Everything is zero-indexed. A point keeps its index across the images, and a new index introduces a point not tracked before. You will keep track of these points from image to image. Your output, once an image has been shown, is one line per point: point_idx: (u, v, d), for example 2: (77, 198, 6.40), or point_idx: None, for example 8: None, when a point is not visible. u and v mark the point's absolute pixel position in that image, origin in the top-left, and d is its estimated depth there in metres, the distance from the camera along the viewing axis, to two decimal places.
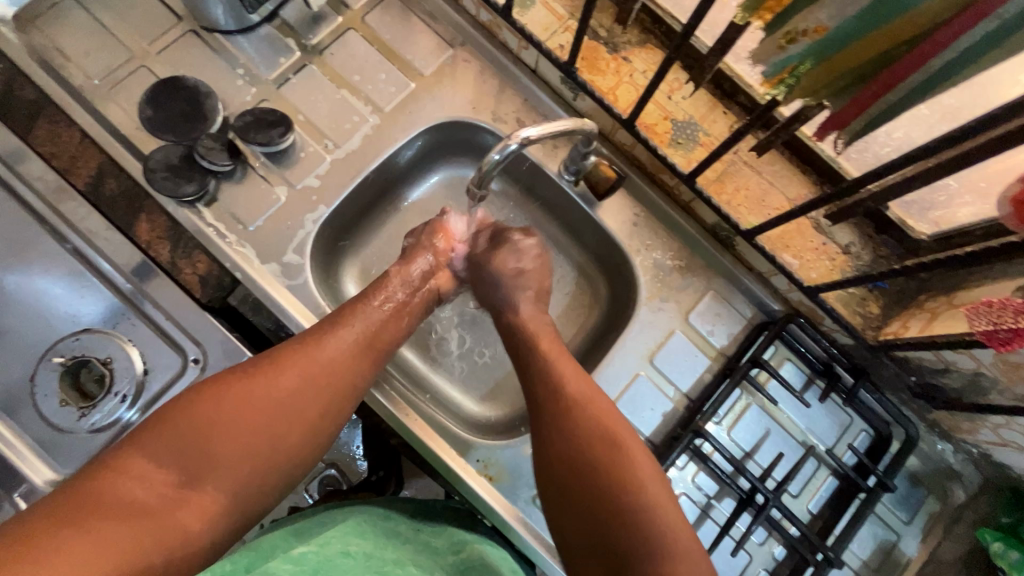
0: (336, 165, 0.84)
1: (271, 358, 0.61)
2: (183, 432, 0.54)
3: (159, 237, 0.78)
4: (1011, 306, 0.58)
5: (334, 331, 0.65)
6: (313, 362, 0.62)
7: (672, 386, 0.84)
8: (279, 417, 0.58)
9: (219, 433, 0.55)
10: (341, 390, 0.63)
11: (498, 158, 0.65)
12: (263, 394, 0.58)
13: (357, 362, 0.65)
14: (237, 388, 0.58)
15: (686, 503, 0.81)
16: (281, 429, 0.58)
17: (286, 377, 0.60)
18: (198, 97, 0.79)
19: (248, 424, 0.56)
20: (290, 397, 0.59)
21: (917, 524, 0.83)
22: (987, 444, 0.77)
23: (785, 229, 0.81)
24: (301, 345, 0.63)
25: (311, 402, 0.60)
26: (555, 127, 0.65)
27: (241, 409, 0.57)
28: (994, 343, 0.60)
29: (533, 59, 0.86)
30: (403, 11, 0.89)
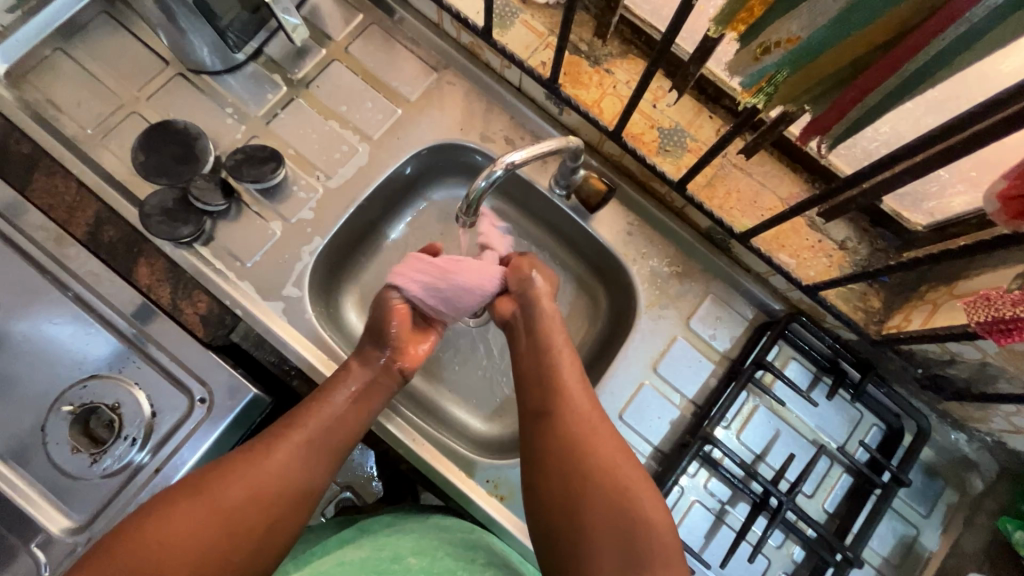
0: (329, 195, 0.85)
1: (223, 472, 0.61)
2: (135, 552, 0.55)
3: (159, 280, 0.78)
4: (1009, 299, 0.57)
5: (285, 436, 0.65)
6: (262, 470, 0.62)
7: (677, 393, 0.83)
8: (226, 535, 0.58)
9: (158, 558, 0.55)
10: (287, 503, 0.62)
11: (485, 184, 0.64)
12: (211, 511, 0.58)
13: (307, 471, 0.64)
14: (190, 503, 0.59)
15: (700, 511, 0.80)
16: (229, 544, 0.58)
17: (235, 490, 0.60)
18: (189, 139, 0.80)
19: (196, 542, 0.57)
20: (234, 514, 0.59)
21: (936, 516, 0.82)
22: (1000, 432, 0.77)
23: (780, 229, 0.80)
24: (255, 453, 0.63)
25: (259, 516, 0.60)
26: (540, 149, 0.65)
27: (184, 528, 0.57)
28: (995, 335, 0.58)
29: (516, 77, 0.86)
30: (386, 39, 0.90)
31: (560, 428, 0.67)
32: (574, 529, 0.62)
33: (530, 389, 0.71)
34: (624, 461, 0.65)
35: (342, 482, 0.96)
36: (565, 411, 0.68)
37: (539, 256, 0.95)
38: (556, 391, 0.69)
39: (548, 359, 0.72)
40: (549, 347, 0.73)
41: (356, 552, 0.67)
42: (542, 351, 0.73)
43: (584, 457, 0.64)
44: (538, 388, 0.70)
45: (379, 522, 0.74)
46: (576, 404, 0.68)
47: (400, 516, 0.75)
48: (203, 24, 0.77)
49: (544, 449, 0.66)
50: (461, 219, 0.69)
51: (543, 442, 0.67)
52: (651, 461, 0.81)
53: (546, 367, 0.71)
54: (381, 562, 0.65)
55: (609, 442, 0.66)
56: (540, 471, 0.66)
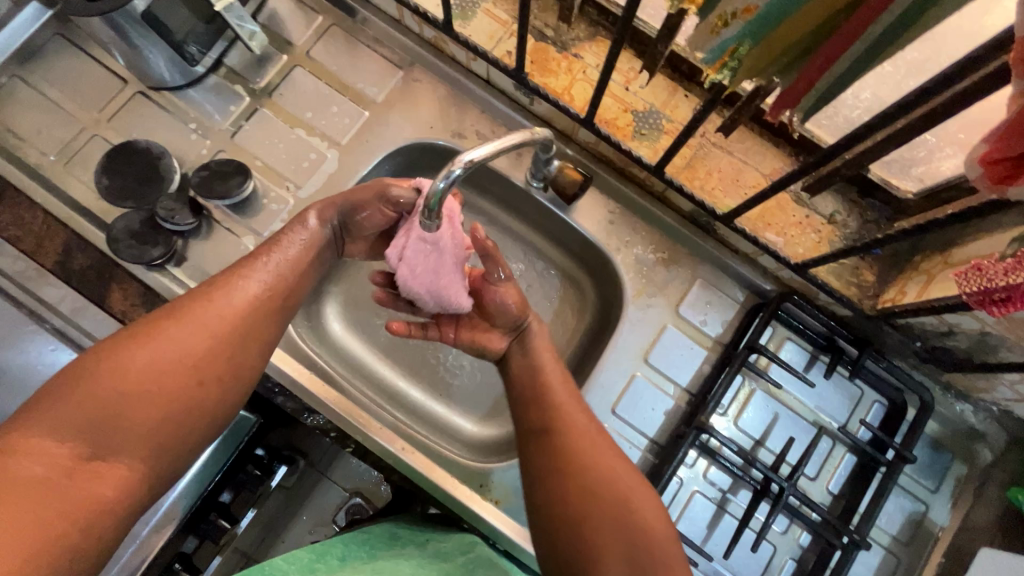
0: (300, 206, 0.83)
1: (170, 313, 0.57)
2: (84, 400, 0.50)
3: (133, 304, 0.77)
4: (995, 267, 0.54)
5: (236, 283, 0.61)
6: (215, 314, 0.58)
7: (671, 383, 0.81)
8: (184, 381, 0.54)
9: (114, 404, 0.51)
10: (243, 350, 0.59)
11: (443, 185, 0.56)
12: (161, 356, 0.54)
13: (263, 315, 0.61)
14: (136, 349, 0.53)
15: (701, 501, 0.78)
16: (188, 385, 0.55)
17: (188, 334, 0.56)
18: (152, 158, 0.78)
19: (152, 385, 0.53)
20: (189, 359, 0.55)
21: (945, 490, 0.80)
22: (1006, 401, 0.74)
23: (765, 207, 0.77)
24: (205, 299, 0.59)
25: (217, 361, 0.57)
26: (507, 143, 0.58)
27: (134, 373, 0.52)
28: (980, 305, 0.56)
29: (483, 69, 0.84)
30: (348, 39, 0.88)
31: (559, 446, 0.62)
32: (575, 549, 0.56)
33: (529, 412, 0.67)
34: (626, 480, 0.60)
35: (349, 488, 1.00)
36: (561, 426, 0.64)
37: (521, 251, 0.93)
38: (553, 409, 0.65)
39: (543, 381, 0.68)
40: (547, 369, 0.70)
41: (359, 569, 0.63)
42: (538, 373, 0.69)
43: (583, 471, 0.60)
44: (535, 408, 0.66)
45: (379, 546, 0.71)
46: (573, 428, 0.63)
47: (407, 535, 0.76)
48: (156, 39, 0.75)
49: (544, 466, 0.62)
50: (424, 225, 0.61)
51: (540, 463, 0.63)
52: (648, 453, 0.79)
53: (540, 388, 0.68)
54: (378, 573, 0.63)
55: (607, 453, 0.62)
56: (539, 487, 0.61)
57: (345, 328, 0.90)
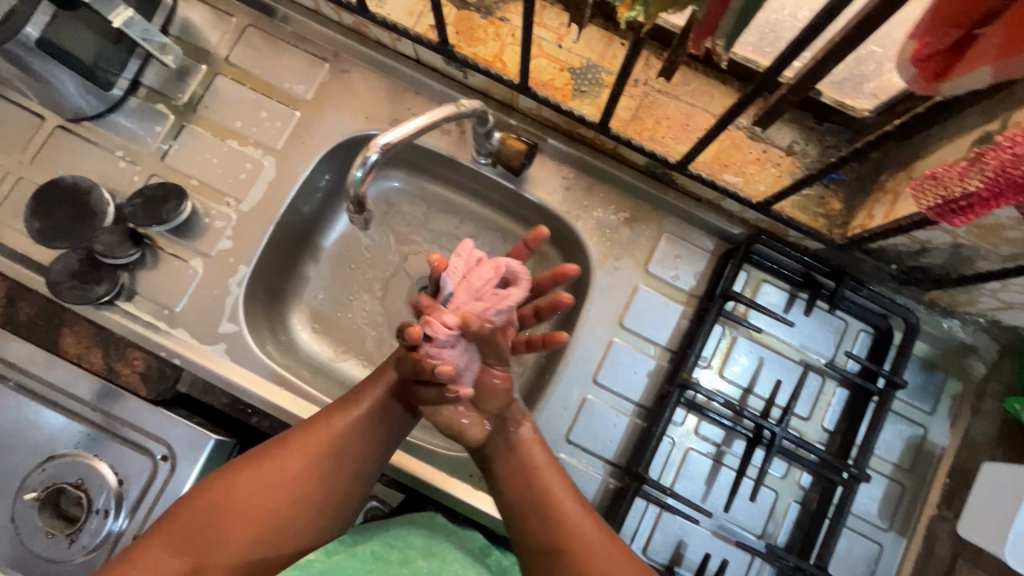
0: (244, 219, 0.79)
1: (282, 441, 0.61)
2: (194, 521, 0.56)
3: (88, 346, 0.76)
4: (955, 172, 0.49)
5: (340, 412, 0.63)
6: (317, 444, 0.61)
7: (650, 344, 0.79)
8: (284, 505, 0.58)
9: (218, 527, 0.56)
10: (343, 476, 0.62)
11: (361, 173, 0.58)
12: (265, 482, 0.58)
13: (360, 442, 0.63)
14: (247, 474, 0.59)
15: (696, 458, 0.76)
16: (284, 513, 0.58)
17: (293, 462, 0.60)
18: (80, 193, 0.75)
19: (256, 509, 0.57)
20: (289, 486, 0.59)
21: (943, 410, 0.78)
22: (992, 311, 0.72)
23: (720, 148, 0.74)
24: (310, 428, 0.62)
25: (311, 486, 0.60)
26: (439, 114, 0.58)
27: (242, 497, 0.57)
28: (939, 215, 0.53)
29: (410, 49, 0.80)
30: (267, 38, 0.83)
31: (575, 571, 0.58)
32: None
33: (530, 524, 0.62)
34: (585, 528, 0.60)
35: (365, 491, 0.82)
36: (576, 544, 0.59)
37: (483, 232, 0.90)
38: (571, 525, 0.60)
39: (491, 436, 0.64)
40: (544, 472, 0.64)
41: None
42: (534, 478, 0.63)
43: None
44: (540, 522, 0.61)
45: (381, 534, 0.65)
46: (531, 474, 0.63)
47: (404, 522, 0.68)
48: (60, 68, 0.71)
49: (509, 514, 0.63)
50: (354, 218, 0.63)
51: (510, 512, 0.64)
52: (636, 418, 0.77)
53: (542, 496, 0.62)
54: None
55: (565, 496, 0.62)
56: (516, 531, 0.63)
57: (313, 336, 0.87)
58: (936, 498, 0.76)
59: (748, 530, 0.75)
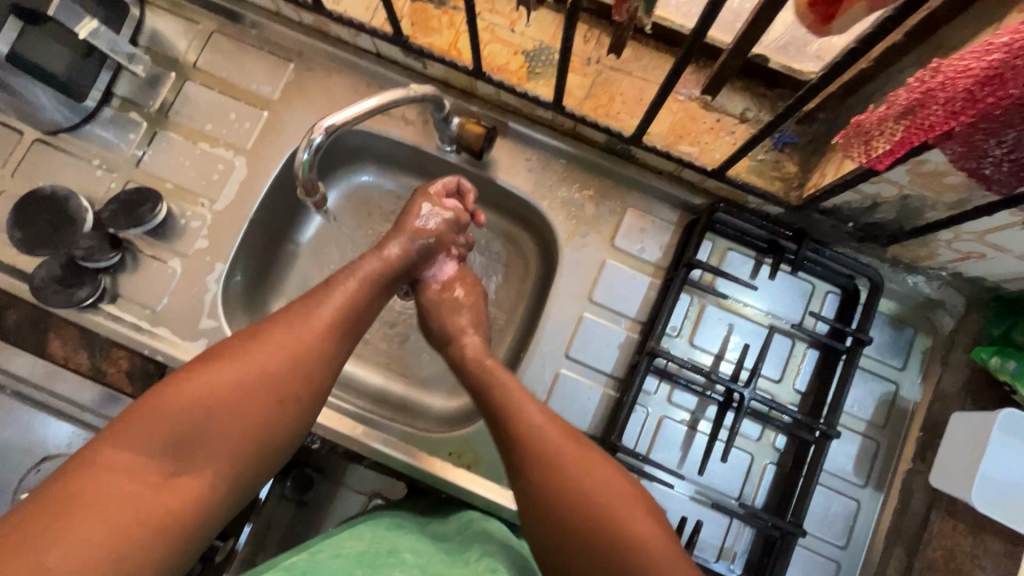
0: (219, 217, 0.82)
1: (256, 335, 0.57)
2: (169, 418, 0.50)
3: (74, 349, 0.79)
4: (875, 117, 0.49)
5: (313, 308, 0.60)
6: (294, 337, 0.57)
7: (620, 316, 0.80)
8: (267, 399, 0.54)
9: (197, 423, 0.51)
10: (325, 370, 0.59)
11: (309, 156, 0.62)
12: (246, 377, 0.54)
13: (338, 339, 0.60)
14: (221, 368, 0.54)
15: (671, 425, 0.78)
16: (268, 407, 0.54)
17: (272, 356, 0.56)
18: (58, 201, 0.77)
19: (237, 404, 0.53)
20: (273, 382, 0.55)
21: (914, 365, 0.79)
22: (952, 264, 0.73)
23: (674, 119, 0.76)
24: (283, 321, 0.58)
25: (293, 379, 0.56)
26: (390, 96, 0.63)
27: (220, 392, 0.52)
28: (865, 160, 0.53)
29: (370, 43, 0.82)
30: (233, 42, 0.86)
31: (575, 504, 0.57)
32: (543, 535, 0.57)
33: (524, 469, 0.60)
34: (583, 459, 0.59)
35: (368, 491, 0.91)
36: (556, 466, 0.58)
37: None
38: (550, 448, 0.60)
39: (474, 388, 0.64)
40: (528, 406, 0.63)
41: (352, 545, 0.60)
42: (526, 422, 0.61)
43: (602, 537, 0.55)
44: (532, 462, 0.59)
45: (372, 524, 0.67)
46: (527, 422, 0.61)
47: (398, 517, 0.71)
48: (33, 81, 0.74)
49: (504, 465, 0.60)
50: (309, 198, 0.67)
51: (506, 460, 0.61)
52: (609, 389, 0.79)
53: (538, 440, 0.60)
54: (374, 556, 0.58)
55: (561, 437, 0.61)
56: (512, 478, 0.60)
57: None
58: (911, 453, 0.77)
59: (725, 493, 0.77)
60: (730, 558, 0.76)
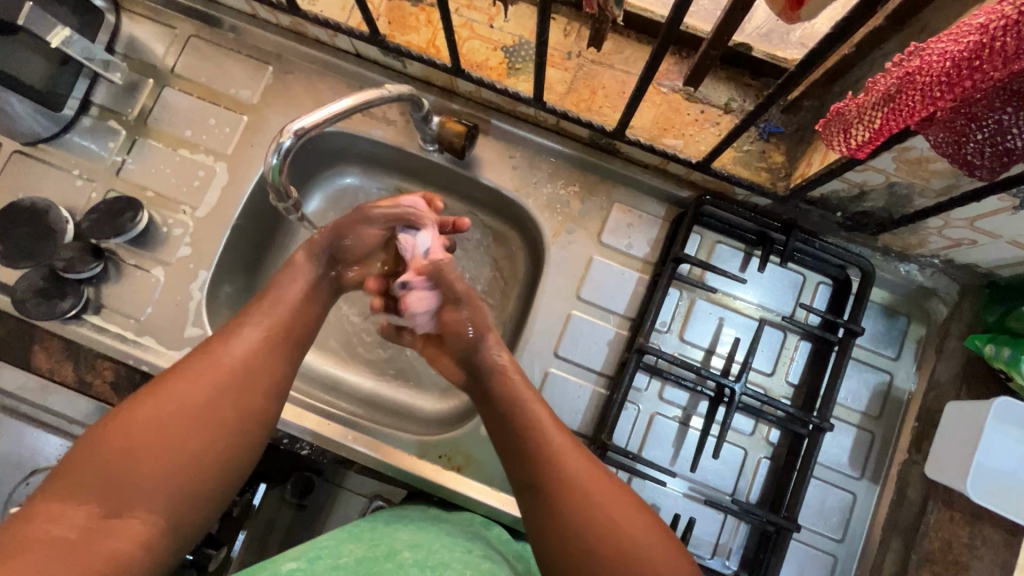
0: (201, 224, 0.81)
1: (181, 366, 0.56)
2: (99, 461, 0.49)
3: (59, 361, 0.76)
4: (855, 105, 0.48)
5: (239, 330, 0.59)
6: (221, 362, 0.57)
7: (609, 313, 0.79)
8: (196, 428, 0.53)
9: (128, 468, 0.49)
10: (258, 389, 0.57)
11: (278, 161, 0.60)
12: (172, 408, 0.53)
13: (271, 357, 0.59)
14: (146, 404, 0.52)
15: (662, 422, 0.77)
16: (200, 437, 0.53)
17: (199, 384, 0.55)
18: (39, 214, 0.77)
19: (166, 436, 0.51)
20: (201, 409, 0.54)
21: (908, 355, 0.77)
22: (944, 251, 0.72)
23: (658, 112, 0.74)
24: (206, 349, 0.58)
25: (225, 405, 0.55)
26: (367, 95, 0.62)
27: (149, 433, 0.51)
28: (846, 150, 0.51)
29: (348, 44, 0.81)
30: (210, 46, 0.85)
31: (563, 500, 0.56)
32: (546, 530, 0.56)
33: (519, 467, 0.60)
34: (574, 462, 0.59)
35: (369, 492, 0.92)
36: (551, 459, 0.59)
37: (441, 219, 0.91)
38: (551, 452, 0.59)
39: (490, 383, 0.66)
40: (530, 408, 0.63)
41: (350, 553, 0.58)
42: (522, 421, 0.62)
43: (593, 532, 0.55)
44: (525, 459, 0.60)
45: (370, 522, 0.66)
46: (526, 414, 0.62)
47: (392, 513, 0.70)
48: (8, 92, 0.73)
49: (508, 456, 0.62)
50: (280, 203, 0.67)
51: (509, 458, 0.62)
52: (599, 387, 0.78)
53: (530, 435, 0.61)
54: (373, 559, 0.57)
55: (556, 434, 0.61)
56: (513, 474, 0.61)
57: None
58: (906, 443, 0.76)
59: (719, 489, 0.76)
60: (726, 554, 0.75)
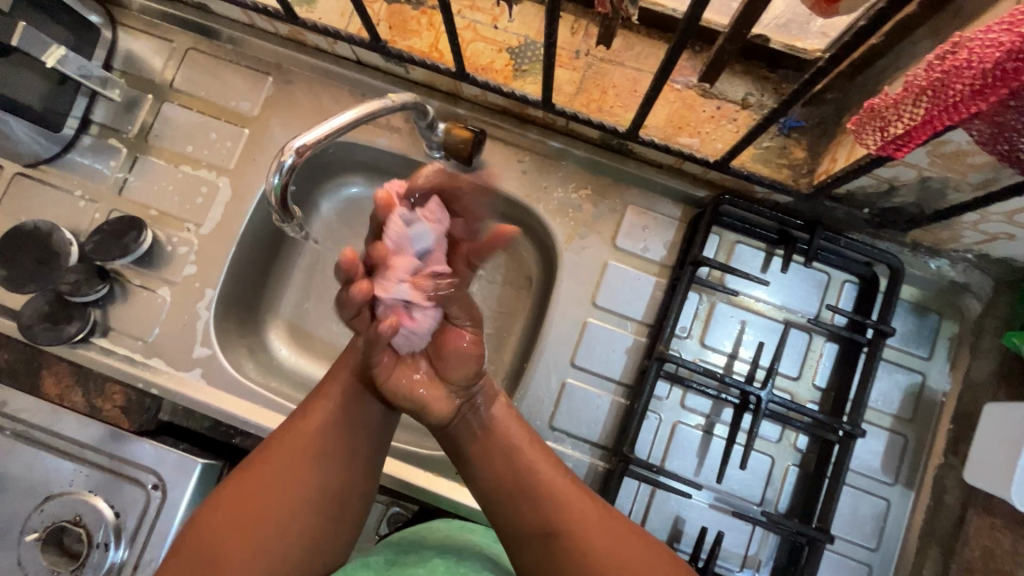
0: (205, 242, 0.79)
1: (265, 449, 0.57)
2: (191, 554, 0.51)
3: (68, 385, 0.78)
4: (892, 100, 0.45)
5: (314, 405, 0.59)
6: (301, 439, 0.57)
7: (626, 320, 0.77)
8: (282, 513, 0.54)
9: (226, 552, 0.51)
10: (336, 466, 0.57)
11: (279, 179, 0.58)
12: (259, 494, 0.54)
13: (349, 432, 0.58)
14: (237, 491, 0.54)
15: (686, 431, 0.74)
16: (286, 523, 0.54)
17: (281, 467, 0.55)
18: (42, 236, 0.74)
19: (254, 525, 0.52)
20: (286, 493, 0.54)
21: (940, 354, 0.74)
22: (978, 246, 0.68)
23: (672, 110, 0.71)
24: (287, 427, 0.58)
25: (306, 488, 0.55)
26: (372, 106, 0.59)
27: (246, 520, 0.52)
28: (880, 147, 0.49)
29: (349, 51, 0.79)
30: (208, 58, 0.83)
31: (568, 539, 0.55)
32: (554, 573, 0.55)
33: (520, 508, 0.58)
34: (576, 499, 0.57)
35: (387, 497, 0.83)
36: (552, 499, 0.57)
37: None
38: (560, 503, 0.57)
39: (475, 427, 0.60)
40: (526, 458, 0.59)
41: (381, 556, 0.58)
42: (515, 458, 0.59)
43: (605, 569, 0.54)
44: (524, 501, 0.57)
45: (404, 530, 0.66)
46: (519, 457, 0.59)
47: (421, 525, 0.66)
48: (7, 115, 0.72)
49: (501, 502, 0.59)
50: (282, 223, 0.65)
51: (505, 503, 0.58)
52: (618, 396, 0.75)
53: (528, 477, 0.58)
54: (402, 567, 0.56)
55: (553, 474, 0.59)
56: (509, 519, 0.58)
57: (293, 352, 0.86)
58: (941, 446, 0.73)
59: (746, 499, 0.73)
60: (755, 566, 0.73)
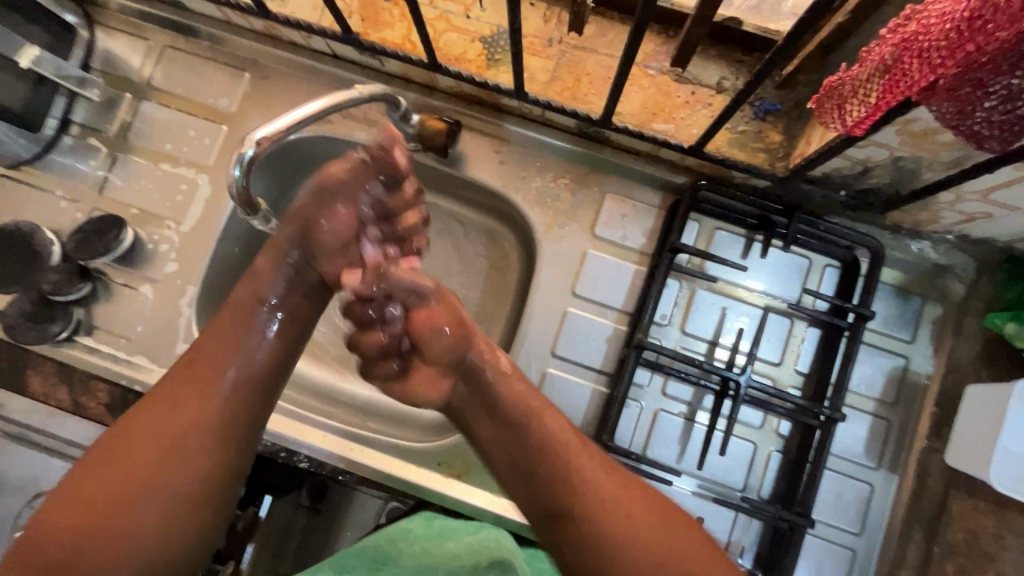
0: (186, 239, 0.80)
1: (129, 422, 0.53)
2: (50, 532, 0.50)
3: (52, 385, 0.77)
4: (850, 79, 0.45)
5: (181, 379, 0.54)
6: (162, 415, 0.53)
7: (606, 308, 0.76)
8: (138, 492, 0.51)
9: (77, 533, 0.49)
10: (198, 444, 0.52)
11: (241, 173, 0.58)
12: (117, 475, 0.51)
13: (214, 407, 0.53)
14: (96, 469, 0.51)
15: (667, 419, 0.74)
16: (143, 501, 0.51)
17: (142, 445, 0.52)
18: (23, 237, 0.75)
19: (111, 504, 0.50)
20: (142, 473, 0.51)
21: (923, 337, 0.73)
22: (958, 226, 0.68)
23: (646, 96, 0.71)
24: (156, 397, 0.54)
25: (164, 468, 0.51)
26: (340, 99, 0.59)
27: (100, 499, 0.50)
28: (843, 127, 0.48)
29: (323, 44, 0.78)
30: (185, 56, 0.83)
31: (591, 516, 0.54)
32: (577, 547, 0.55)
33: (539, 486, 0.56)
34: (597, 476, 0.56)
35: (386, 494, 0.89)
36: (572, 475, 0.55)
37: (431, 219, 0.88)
38: (564, 473, 0.55)
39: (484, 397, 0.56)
40: (534, 424, 0.56)
41: None
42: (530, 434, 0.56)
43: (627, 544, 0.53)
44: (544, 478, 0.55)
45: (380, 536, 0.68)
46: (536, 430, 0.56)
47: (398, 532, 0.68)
48: None
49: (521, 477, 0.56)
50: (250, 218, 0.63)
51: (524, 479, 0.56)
52: (599, 385, 0.75)
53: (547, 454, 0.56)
54: None
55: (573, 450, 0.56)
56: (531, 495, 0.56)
57: None
58: (925, 430, 0.72)
59: (728, 485, 0.73)
60: (739, 551, 0.73)
